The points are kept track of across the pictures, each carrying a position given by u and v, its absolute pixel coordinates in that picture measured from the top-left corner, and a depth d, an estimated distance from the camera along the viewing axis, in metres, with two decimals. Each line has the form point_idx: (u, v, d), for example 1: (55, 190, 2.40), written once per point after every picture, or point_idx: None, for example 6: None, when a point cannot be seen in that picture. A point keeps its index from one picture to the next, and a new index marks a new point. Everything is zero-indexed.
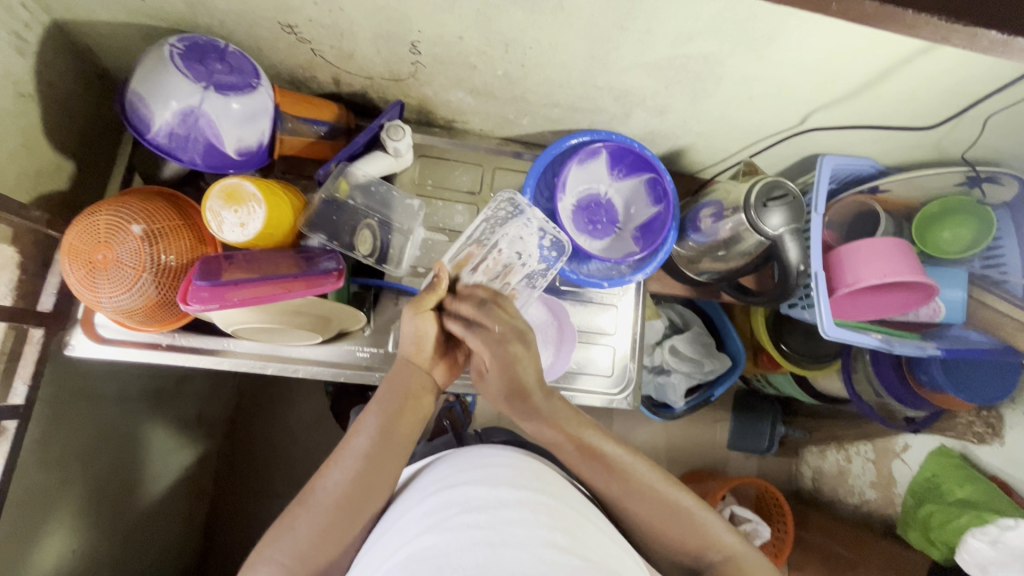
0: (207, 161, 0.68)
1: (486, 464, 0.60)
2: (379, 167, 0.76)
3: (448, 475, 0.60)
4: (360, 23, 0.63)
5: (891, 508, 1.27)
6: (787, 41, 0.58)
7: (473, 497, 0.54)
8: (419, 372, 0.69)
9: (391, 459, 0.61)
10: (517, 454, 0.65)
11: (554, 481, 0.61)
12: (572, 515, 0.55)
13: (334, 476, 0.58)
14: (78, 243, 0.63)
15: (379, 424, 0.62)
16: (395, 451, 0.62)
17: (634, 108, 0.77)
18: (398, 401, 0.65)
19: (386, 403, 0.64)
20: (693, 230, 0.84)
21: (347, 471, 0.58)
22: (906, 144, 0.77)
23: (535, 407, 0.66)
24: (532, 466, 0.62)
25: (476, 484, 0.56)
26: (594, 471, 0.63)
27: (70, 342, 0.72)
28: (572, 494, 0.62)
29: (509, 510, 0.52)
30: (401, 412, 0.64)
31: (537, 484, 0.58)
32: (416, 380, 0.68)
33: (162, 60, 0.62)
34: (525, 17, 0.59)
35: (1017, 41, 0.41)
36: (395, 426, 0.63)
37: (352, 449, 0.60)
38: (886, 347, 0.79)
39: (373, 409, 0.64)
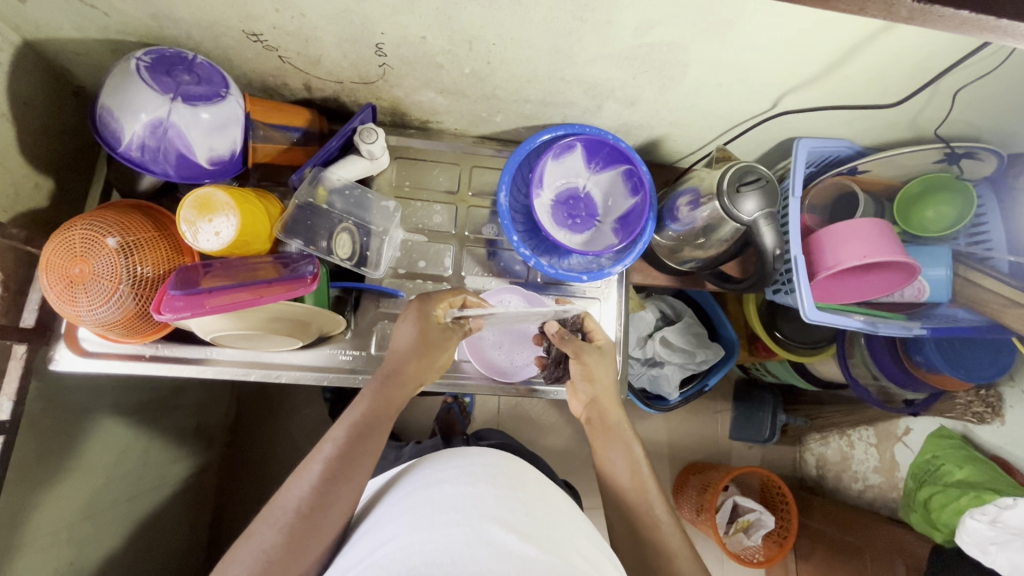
0: (180, 172, 0.69)
1: (464, 464, 0.61)
2: (355, 171, 0.77)
3: (428, 475, 0.61)
4: (324, 28, 0.64)
5: (895, 492, 1.27)
6: (748, 25, 0.58)
7: (451, 496, 0.55)
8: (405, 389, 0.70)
9: (358, 471, 0.61)
10: (499, 454, 0.65)
11: (534, 480, 0.62)
12: (547, 514, 0.56)
13: (300, 489, 0.58)
14: (54, 257, 0.64)
15: (354, 435, 0.63)
16: (362, 459, 0.62)
17: (605, 100, 0.76)
18: (379, 416, 0.66)
19: (367, 418, 0.65)
20: (671, 219, 0.84)
21: (314, 485, 0.58)
22: (880, 122, 0.77)
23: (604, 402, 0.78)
24: (510, 466, 0.63)
25: (454, 482, 0.57)
26: (609, 451, 0.75)
27: (54, 356, 0.73)
28: (550, 490, 0.63)
29: (487, 509, 0.53)
30: (377, 429, 0.65)
31: (514, 483, 0.59)
32: (394, 398, 0.69)
33: (129, 73, 0.63)
34: (484, 13, 0.59)
35: (937, 9, 0.40)
36: (369, 438, 0.64)
37: (324, 459, 0.61)
38: (871, 329, 0.79)
39: (353, 419, 0.65)
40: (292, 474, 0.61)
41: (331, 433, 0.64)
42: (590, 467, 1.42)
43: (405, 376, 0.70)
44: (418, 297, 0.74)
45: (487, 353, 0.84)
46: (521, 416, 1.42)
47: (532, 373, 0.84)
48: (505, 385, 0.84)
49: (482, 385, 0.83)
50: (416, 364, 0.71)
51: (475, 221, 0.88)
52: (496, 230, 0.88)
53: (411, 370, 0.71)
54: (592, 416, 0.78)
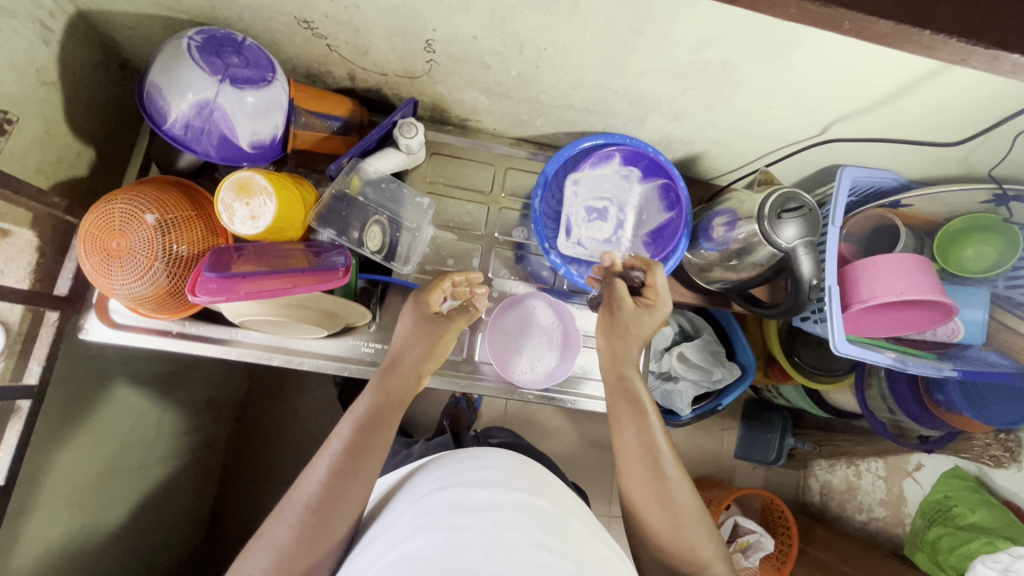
0: (219, 153, 0.68)
1: (476, 466, 0.60)
2: (391, 164, 0.78)
3: (441, 477, 0.60)
4: (376, 20, 0.63)
5: (899, 526, 1.25)
6: (808, 49, 0.57)
7: (466, 497, 0.54)
8: (410, 380, 0.70)
9: (366, 465, 0.61)
10: (509, 455, 0.65)
11: (548, 485, 0.62)
12: (563, 518, 0.55)
13: (308, 485, 0.58)
14: (94, 229, 0.64)
15: (358, 425, 0.63)
16: (370, 455, 0.62)
17: (650, 112, 0.75)
18: (384, 408, 0.66)
19: (371, 411, 0.65)
20: (706, 239, 0.83)
21: (322, 480, 0.58)
22: (928, 156, 0.75)
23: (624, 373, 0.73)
24: (524, 468, 0.62)
25: (467, 486, 0.56)
26: (623, 421, 0.69)
27: (85, 326, 0.73)
28: (566, 496, 0.62)
29: (503, 512, 0.52)
30: (384, 423, 0.64)
31: (530, 486, 0.58)
32: (398, 390, 0.68)
33: (180, 52, 0.62)
34: (540, 18, 0.59)
35: None
36: (374, 429, 0.63)
37: (330, 455, 0.61)
38: (901, 367, 0.77)
39: (357, 413, 0.65)
40: (304, 469, 0.61)
41: (338, 427, 0.63)
42: (594, 475, 1.41)
43: (405, 365, 0.70)
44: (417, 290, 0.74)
45: (508, 358, 0.81)
46: (527, 418, 1.42)
47: (550, 383, 0.81)
48: (521, 391, 0.82)
49: (500, 389, 0.82)
50: (420, 357, 0.71)
51: (506, 223, 0.88)
52: (526, 234, 0.88)
53: (415, 361, 0.70)
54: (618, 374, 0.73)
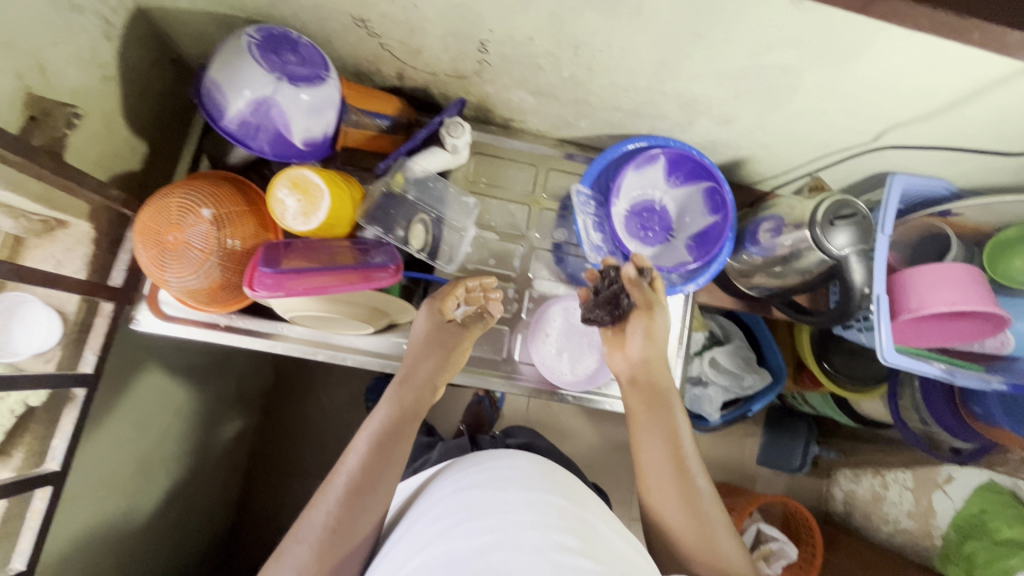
0: (274, 149, 0.69)
1: (494, 468, 0.61)
2: (436, 163, 0.78)
3: (460, 481, 0.61)
4: (432, 20, 0.63)
5: (928, 539, 1.23)
6: (873, 53, 0.56)
7: (485, 501, 0.55)
8: (425, 391, 0.70)
9: (382, 481, 0.62)
10: (529, 457, 0.65)
11: (570, 486, 0.61)
12: (587, 520, 0.55)
13: (327, 503, 0.60)
14: (151, 223, 0.66)
15: (374, 442, 0.64)
16: (386, 471, 0.63)
17: (699, 116, 0.75)
18: (400, 421, 0.66)
19: (387, 426, 0.65)
20: (751, 242, 0.83)
21: (339, 499, 0.60)
22: (984, 165, 0.74)
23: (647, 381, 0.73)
24: (546, 471, 0.62)
25: (485, 489, 0.57)
26: (646, 426, 0.71)
27: (137, 317, 0.75)
28: (588, 498, 0.62)
29: (523, 513, 0.52)
30: (399, 438, 0.65)
31: (552, 488, 0.58)
32: (414, 403, 0.68)
33: (240, 49, 0.63)
34: (599, 20, 0.59)
35: None
36: (390, 445, 0.64)
37: (346, 472, 0.62)
38: (949, 379, 0.76)
39: (373, 427, 0.66)
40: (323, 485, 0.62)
41: (354, 442, 0.64)
42: (615, 478, 1.41)
43: (420, 376, 0.70)
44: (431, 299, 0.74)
45: (550, 360, 0.81)
46: (550, 418, 1.42)
47: (590, 386, 0.81)
48: (560, 392, 0.82)
49: (539, 390, 0.82)
50: (434, 369, 0.71)
51: (547, 224, 0.88)
52: (566, 235, 0.88)
53: (429, 373, 0.71)
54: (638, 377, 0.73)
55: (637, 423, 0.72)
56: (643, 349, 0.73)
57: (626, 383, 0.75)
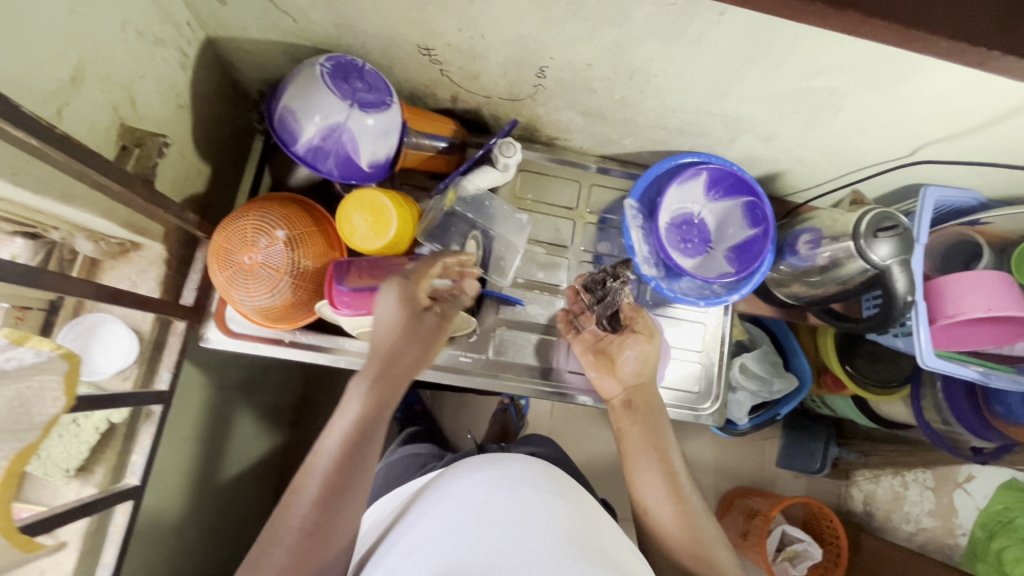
0: (341, 172, 0.72)
1: (500, 467, 0.62)
2: (486, 180, 0.80)
3: (461, 482, 0.61)
4: (496, 49, 0.67)
5: (950, 537, 1.26)
6: (920, 78, 0.60)
7: (490, 502, 0.56)
8: (402, 378, 0.65)
9: (358, 480, 0.58)
10: (539, 461, 0.66)
11: (579, 495, 0.63)
12: (593, 526, 0.57)
13: (302, 509, 0.55)
14: (227, 244, 0.69)
15: (348, 442, 0.58)
16: (363, 468, 0.58)
17: (741, 133, 0.78)
18: (377, 415, 0.61)
19: (364, 422, 0.60)
20: (791, 253, 0.87)
21: (314, 502, 0.55)
22: (1014, 178, 0.77)
23: (633, 399, 0.74)
24: (552, 475, 0.64)
25: (492, 489, 0.58)
26: (636, 439, 0.71)
27: (205, 335, 0.76)
28: (589, 502, 0.63)
29: (535, 515, 0.54)
30: (376, 433, 0.60)
31: (559, 492, 0.60)
32: (392, 392, 0.63)
33: (314, 78, 0.66)
34: (659, 48, 0.62)
35: None
36: (365, 446, 0.59)
37: (321, 474, 0.57)
38: (985, 381, 0.79)
39: (348, 420, 0.60)
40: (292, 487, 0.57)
41: (325, 438, 0.59)
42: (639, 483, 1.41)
43: (401, 365, 0.64)
44: (404, 279, 0.66)
45: None
46: (577, 425, 1.45)
47: None
48: None
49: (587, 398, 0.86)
50: (413, 354, 0.66)
51: (590, 238, 0.91)
52: (610, 247, 0.91)
53: (409, 358, 0.65)
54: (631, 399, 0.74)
55: (626, 432, 0.73)
56: (635, 374, 0.74)
57: (620, 406, 0.75)
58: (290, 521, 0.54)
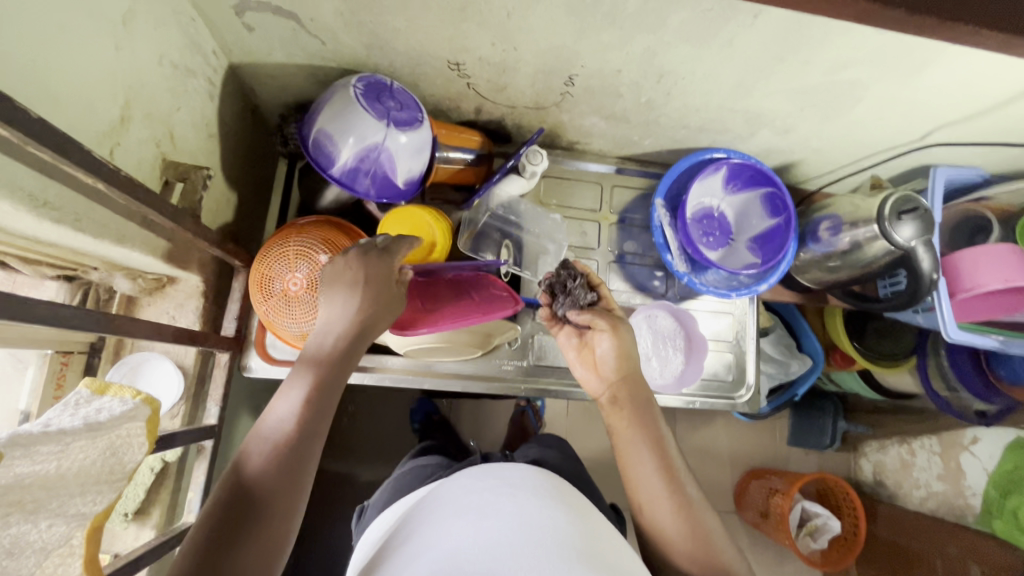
0: (378, 192, 0.72)
1: (505, 477, 0.61)
2: (513, 189, 0.81)
3: (466, 489, 0.58)
4: (527, 60, 0.68)
5: (960, 498, 1.30)
6: (937, 67, 0.63)
7: (493, 504, 0.54)
8: (351, 350, 0.59)
9: (314, 451, 0.51)
10: (535, 471, 0.64)
11: (585, 511, 0.58)
12: (597, 529, 0.55)
13: (259, 458, 0.49)
14: (272, 271, 0.68)
15: (309, 397, 0.53)
16: (316, 437, 0.52)
17: (761, 127, 0.81)
18: (331, 386, 0.55)
19: (316, 391, 0.54)
20: (813, 240, 0.90)
21: (264, 470, 0.48)
22: (1019, 154, 0.81)
23: (616, 395, 0.71)
24: (554, 484, 0.62)
25: (497, 494, 0.56)
26: (630, 436, 0.68)
27: (249, 364, 0.75)
28: (600, 519, 0.58)
29: (535, 516, 0.52)
30: (329, 402, 0.54)
31: (561, 499, 0.57)
32: (343, 364, 0.57)
33: (349, 100, 0.66)
34: (690, 51, 0.64)
35: None
36: (327, 403, 0.54)
37: (272, 442, 0.50)
38: (1004, 349, 0.84)
39: (298, 389, 0.54)
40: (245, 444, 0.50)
41: (283, 391, 0.53)
42: None
43: (354, 337, 0.59)
44: (381, 252, 0.63)
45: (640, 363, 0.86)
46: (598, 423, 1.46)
47: (679, 388, 0.86)
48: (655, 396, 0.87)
49: None
50: (367, 327, 0.60)
51: (615, 237, 0.92)
52: (635, 246, 0.93)
53: (362, 330, 0.60)
54: (613, 391, 0.71)
55: (614, 429, 0.70)
56: (614, 369, 0.71)
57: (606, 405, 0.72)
58: (240, 478, 0.48)
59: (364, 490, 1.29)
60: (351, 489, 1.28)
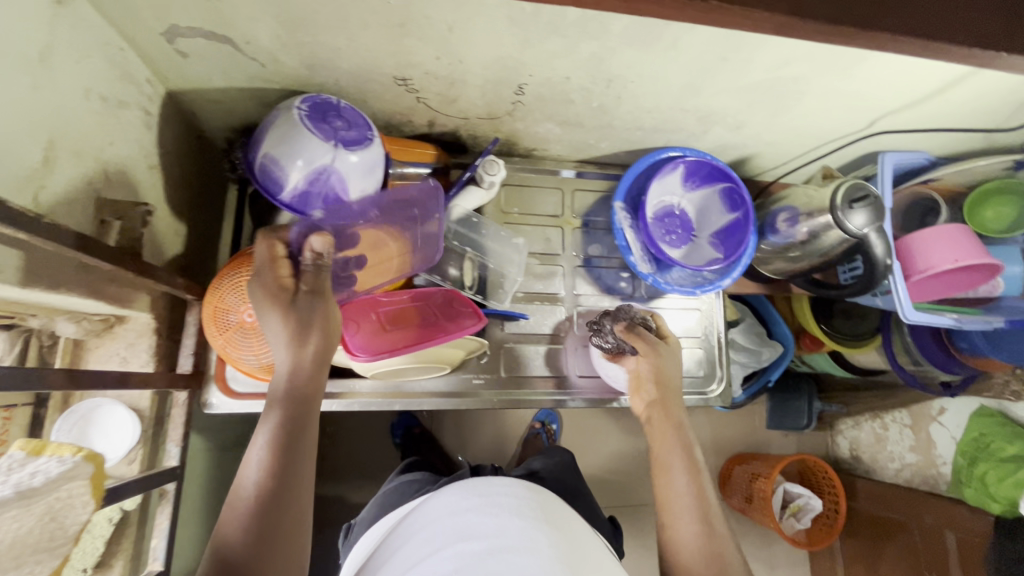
0: (332, 214, 0.71)
1: (490, 494, 0.60)
2: (472, 202, 0.81)
3: (448, 503, 0.59)
4: (475, 72, 0.67)
5: (934, 468, 1.35)
6: (874, 61, 0.64)
7: (479, 526, 0.55)
8: (309, 381, 0.56)
9: (291, 496, 0.50)
10: (526, 485, 0.64)
11: (568, 525, 0.60)
12: (577, 553, 0.56)
13: (235, 523, 0.48)
14: (224, 302, 0.66)
15: (276, 439, 0.52)
16: (291, 483, 0.50)
17: (713, 125, 0.82)
18: (295, 429, 0.53)
19: (280, 437, 0.52)
20: (772, 232, 0.91)
21: (242, 532, 0.47)
22: (961, 137, 0.84)
23: (669, 411, 0.73)
24: (539, 501, 0.61)
25: (478, 514, 0.57)
26: (667, 445, 0.70)
27: (210, 401, 0.72)
28: (584, 539, 0.59)
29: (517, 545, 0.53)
30: (295, 443, 0.53)
31: (547, 521, 0.58)
32: (304, 399, 0.55)
33: (293, 123, 0.64)
34: (636, 56, 0.64)
35: None
36: (297, 440, 0.53)
37: (246, 501, 0.49)
38: (960, 326, 0.86)
39: (261, 441, 0.52)
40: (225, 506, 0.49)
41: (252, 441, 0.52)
42: (651, 475, 1.39)
43: (304, 367, 0.56)
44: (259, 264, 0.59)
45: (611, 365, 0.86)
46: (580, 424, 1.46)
47: None
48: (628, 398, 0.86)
49: (603, 399, 0.87)
50: (313, 351, 0.57)
51: (579, 241, 0.92)
52: (599, 249, 0.93)
53: (309, 356, 0.57)
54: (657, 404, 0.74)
55: (660, 442, 0.71)
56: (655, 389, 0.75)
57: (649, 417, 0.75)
58: (223, 547, 0.47)
59: (348, 513, 1.26)
60: (334, 514, 1.25)
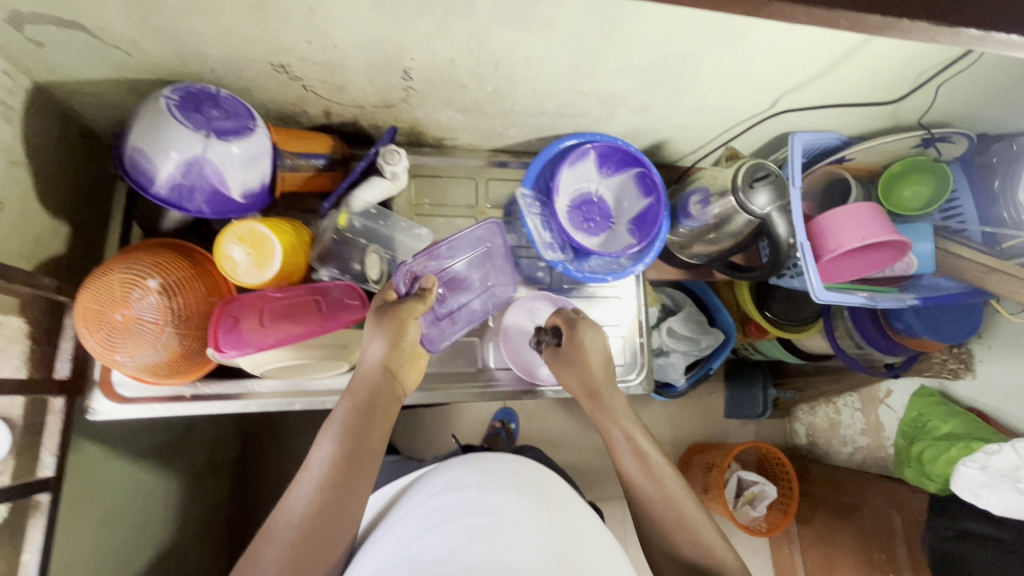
0: (214, 207, 0.68)
1: (490, 471, 0.63)
2: (377, 192, 0.77)
3: (447, 482, 0.62)
4: (354, 56, 0.65)
5: (883, 450, 1.35)
6: (756, 36, 0.64)
7: (473, 498, 0.57)
8: (382, 379, 0.63)
9: (358, 481, 0.57)
10: (523, 462, 0.67)
11: (556, 491, 0.62)
12: (569, 519, 0.57)
13: (302, 496, 0.54)
14: (91, 304, 0.62)
15: (347, 429, 0.59)
16: (360, 471, 0.57)
17: (618, 109, 0.80)
18: (365, 419, 0.60)
19: (351, 425, 0.59)
20: (684, 216, 0.90)
21: (309, 506, 0.54)
22: (866, 115, 0.84)
23: (604, 402, 0.74)
24: (539, 477, 0.64)
25: (478, 489, 0.58)
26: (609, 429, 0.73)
27: (92, 407, 0.72)
28: (578, 511, 0.61)
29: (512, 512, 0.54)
30: (366, 432, 0.59)
31: (543, 493, 0.60)
32: (378, 394, 0.62)
33: (160, 112, 0.62)
34: (513, 35, 0.62)
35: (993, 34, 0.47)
36: (364, 431, 0.60)
37: (313, 475, 0.56)
38: (873, 304, 0.85)
39: (333, 427, 0.59)
40: (292, 484, 0.56)
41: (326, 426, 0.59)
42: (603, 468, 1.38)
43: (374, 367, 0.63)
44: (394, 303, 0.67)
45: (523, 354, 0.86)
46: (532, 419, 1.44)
47: None
48: (542, 388, 0.86)
49: (518, 391, 0.86)
50: (388, 351, 0.64)
51: None
52: (517, 238, 0.91)
53: (382, 357, 0.63)
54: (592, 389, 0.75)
55: (612, 439, 0.73)
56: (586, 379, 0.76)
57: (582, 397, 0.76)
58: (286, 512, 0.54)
59: None
60: None
